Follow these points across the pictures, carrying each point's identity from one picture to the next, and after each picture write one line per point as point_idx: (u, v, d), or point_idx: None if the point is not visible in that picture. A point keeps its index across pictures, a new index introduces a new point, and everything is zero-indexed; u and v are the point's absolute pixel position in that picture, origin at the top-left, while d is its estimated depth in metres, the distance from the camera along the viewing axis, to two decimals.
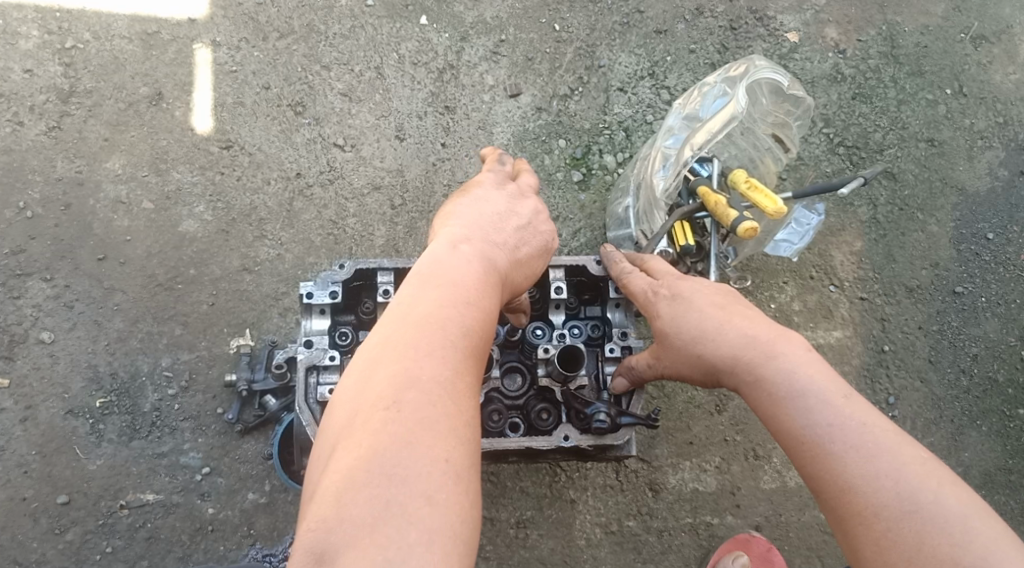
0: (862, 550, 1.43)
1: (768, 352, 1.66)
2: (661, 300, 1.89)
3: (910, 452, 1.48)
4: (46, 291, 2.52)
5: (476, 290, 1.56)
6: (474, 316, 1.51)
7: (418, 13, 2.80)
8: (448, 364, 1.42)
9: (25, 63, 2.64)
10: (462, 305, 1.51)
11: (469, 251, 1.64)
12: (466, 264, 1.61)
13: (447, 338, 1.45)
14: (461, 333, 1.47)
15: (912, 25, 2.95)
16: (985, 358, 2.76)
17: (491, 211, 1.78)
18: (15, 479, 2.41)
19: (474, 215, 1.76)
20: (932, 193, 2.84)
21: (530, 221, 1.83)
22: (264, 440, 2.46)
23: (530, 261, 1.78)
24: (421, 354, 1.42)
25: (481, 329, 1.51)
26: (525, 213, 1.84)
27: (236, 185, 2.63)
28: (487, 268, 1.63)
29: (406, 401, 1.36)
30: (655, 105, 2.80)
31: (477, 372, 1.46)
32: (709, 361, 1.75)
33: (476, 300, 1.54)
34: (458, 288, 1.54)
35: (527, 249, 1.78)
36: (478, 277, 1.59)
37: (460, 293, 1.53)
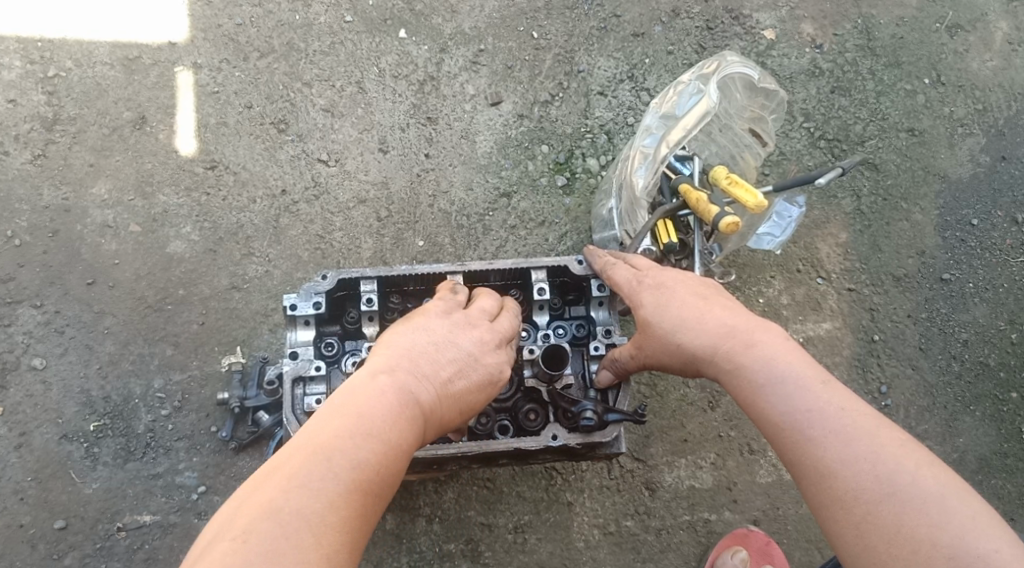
0: (841, 533, 1.44)
1: (747, 341, 1.68)
2: (644, 290, 1.92)
3: (889, 435, 1.49)
4: (36, 318, 2.54)
5: (383, 422, 1.50)
6: (369, 449, 1.46)
7: (397, 27, 2.82)
8: (313, 494, 1.38)
9: (8, 93, 2.67)
10: (365, 437, 1.47)
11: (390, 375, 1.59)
12: (384, 391, 1.55)
13: (330, 474, 1.40)
14: (346, 466, 1.42)
15: (888, 17, 2.97)
16: (976, 344, 2.77)
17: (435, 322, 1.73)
18: (12, 506, 2.41)
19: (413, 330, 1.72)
20: (915, 182, 2.86)
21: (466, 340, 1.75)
22: (259, 457, 2.47)
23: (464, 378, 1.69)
24: (299, 482, 1.38)
25: (375, 462, 1.45)
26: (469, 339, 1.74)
27: (222, 205, 2.64)
28: (402, 391, 1.57)
29: (275, 526, 1.33)
30: (636, 108, 2.82)
31: (345, 509, 1.39)
32: (689, 349, 1.77)
33: (383, 433, 1.49)
34: (359, 415, 1.50)
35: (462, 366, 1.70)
36: (391, 410, 1.52)
37: (360, 422, 1.49)
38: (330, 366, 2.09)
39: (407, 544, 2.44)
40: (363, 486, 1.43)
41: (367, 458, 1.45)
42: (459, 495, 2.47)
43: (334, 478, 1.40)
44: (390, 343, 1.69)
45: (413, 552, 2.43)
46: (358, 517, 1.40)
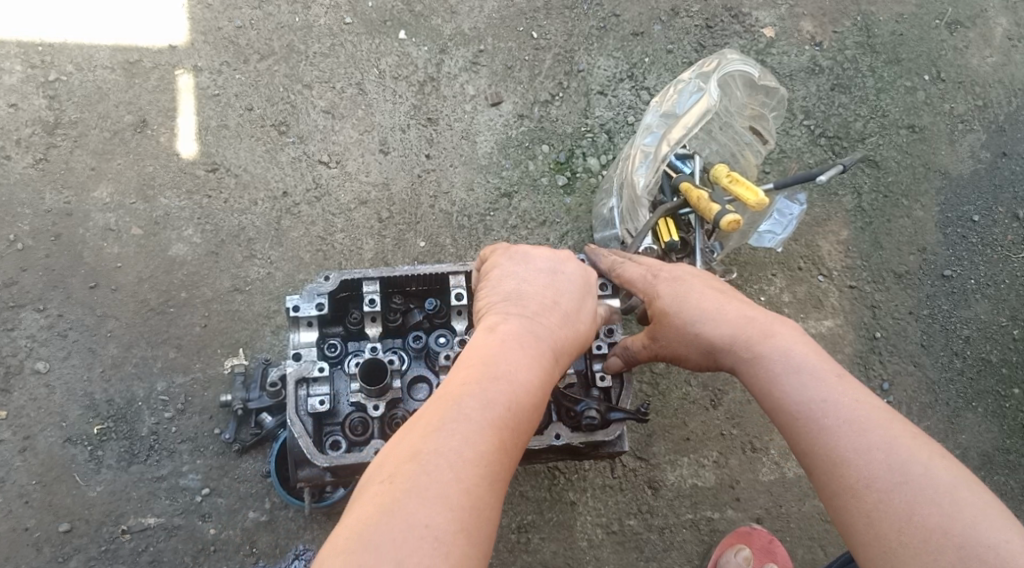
0: (853, 522, 1.46)
1: (764, 332, 1.70)
2: (659, 281, 1.93)
3: (901, 427, 1.52)
4: (39, 322, 2.54)
5: (509, 366, 1.55)
6: (502, 390, 1.50)
7: (397, 28, 2.83)
8: (457, 433, 1.42)
9: (9, 98, 2.67)
10: (500, 382, 1.51)
11: (507, 329, 1.64)
12: (508, 342, 1.61)
13: (470, 413, 1.45)
14: (485, 406, 1.46)
15: (887, 14, 2.97)
16: (978, 340, 2.77)
17: (541, 279, 1.79)
18: (16, 510, 2.42)
19: (515, 282, 1.77)
20: (916, 178, 2.86)
21: (569, 288, 1.80)
22: (262, 459, 2.47)
23: (572, 322, 1.75)
24: (442, 424, 1.43)
25: (512, 404, 1.50)
26: (569, 284, 1.80)
27: (223, 208, 2.65)
28: (521, 339, 1.62)
29: (426, 464, 1.37)
30: (636, 107, 2.83)
31: (490, 446, 1.43)
32: (706, 339, 1.78)
33: (512, 375, 1.54)
34: (487, 362, 1.55)
35: (569, 312, 1.76)
36: (516, 356, 1.58)
37: (489, 368, 1.53)
38: (333, 367, 2.10)
39: None
40: (505, 425, 1.47)
41: (502, 398, 1.49)
42: None
43: (481, 420, 1.45)
44: (499, 297, 1.75)
45: None
46: (503, 453, 1.45)
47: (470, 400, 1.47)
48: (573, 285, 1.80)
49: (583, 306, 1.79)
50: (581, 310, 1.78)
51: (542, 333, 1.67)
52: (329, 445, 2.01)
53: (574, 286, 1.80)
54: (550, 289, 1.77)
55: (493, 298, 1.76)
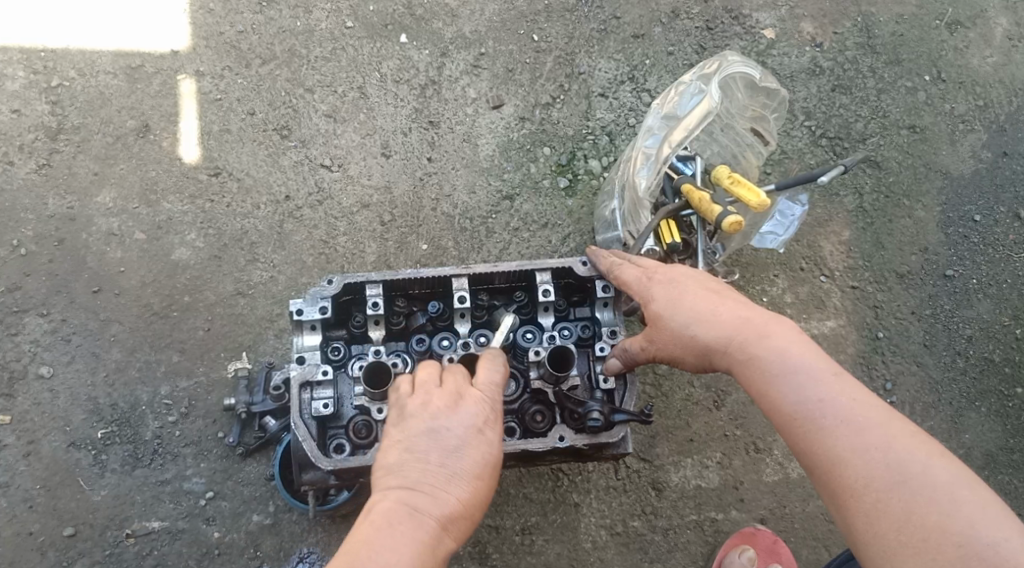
0: (854, 521, 1.49)
1: (760, 332, 1.71)
2: (654, 285, 1.92)
3: (900, 425, 1.54)
4: (43, 327, 2.55)
5: (384, 563, 1.56)
6: None
7: (398, 32, 2.83)
8: None
9: (12, 103, 2.68)
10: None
11: (386, 514, 1.65)
12: (390, 526, 1.62)
13: None
14: None
15: (887, 14, 2.98)
16: (980, 340, 2.77)
17: (427, 439, 1.76)
18: (21, 515, 2.42)
19: (403, 453, 1.75)
20: (918, 178, 2.86)
21: (454, 445, 1.75)
22: (266, 462, 2.48)
23: (458, 485, 1.72)
24: None
25: None
26: (459, 443, 1.76)
27: (226, 211, 2.65)
28: (399, 529, 1.62)
29: None
30: (637, 109, 2.83)
31: None
32: (703, 342, 1.78)
33: None
34: (359, 560, 1.55)
35: (453, 476, 1.72)
36: (393, 554, 1.57)
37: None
38: (337, 370, 2.10)
39: None
40: None
41: None
42: None
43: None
44: (385, 469, 1.74)
45: None
46: None
47: None
48: (463, 433, 1.77)
49: (479, 458, 1.75)
50: (472, 468, 1.74)
51: (425, 512, 1.66)
52: (334, 448, 2.01)
53: (464, 435, 1.77)
54: (434, 456, 1.74)
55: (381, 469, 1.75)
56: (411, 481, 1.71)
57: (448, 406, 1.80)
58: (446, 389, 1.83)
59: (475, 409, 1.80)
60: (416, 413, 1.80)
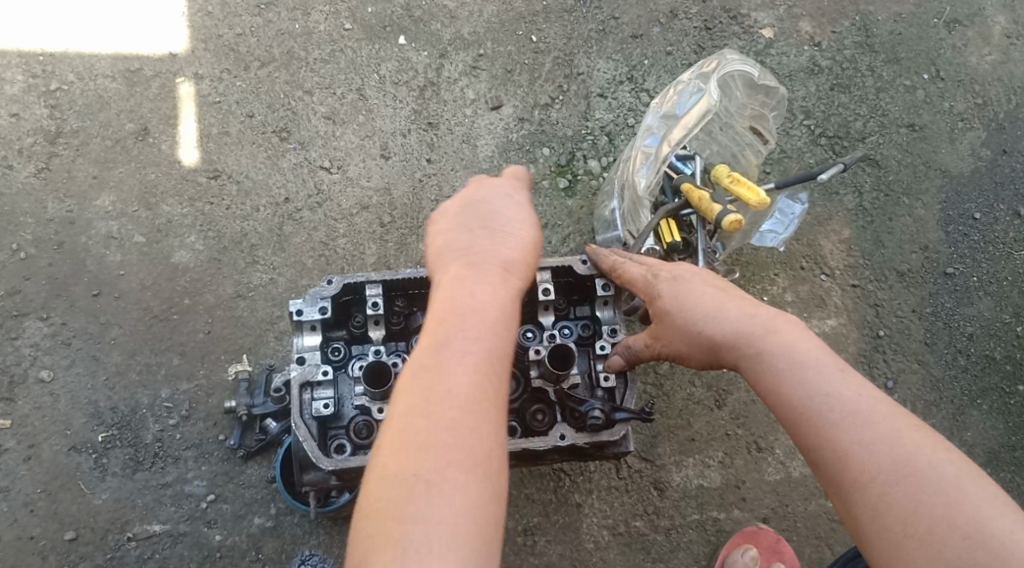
0: (859, 514, 1.48)
1: (767, 327, 1.71)
2: (660, 281, 1.92)
3: (905, 420, 1.53)
4: (42, 330, 2.54)
5: (477, 302, 1.53)
6: (477, 332, 1.49)
7: (396, 33, 2.83)
8: (445, 383, 1.42)
9: (11, 107, 2.68)
10: (465, 318, 1.50)
11: (455, 269, 1.61)
12: (464, 278, 1.58)
13: (448, 363, 1.44)
14: (457, 349, 1.46)
15: (885, 13, 2.98)
16: (982, 337, 2.76)
17: (477, 211, 1.71)
18: (22, 518, 2.41)
19: (449, 228, 1.70)
20: (917, 177, 2.86)
21: (500, 214, 1.71)
22: (267, 465, 2.47)
23: (512, 237, 1.68)
24: (431, 381, 1.42)
25: (485, 343, 1.49)
26: (502, 211, 1.72)
27: (226, 214, 2.65)
28: (475, 273, 1.59)
29: (420, 418, 1.38)
30: (636, 109, 2.83)
31: (473, 385, 1.43)
32: (709, 338, 1.77)
33: (487, 319, 1.52)
34: (450, 307, 1.53)
35: (504, 233, 1.68)
36: (487, 297, 1.55)
37: (455, 311, 1.51)
38: (337, 370, 2.09)
39: None
40: (484, 369, 1.46)
41: (469, 333, 1.48)
42: None
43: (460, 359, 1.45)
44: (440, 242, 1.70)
45: None
46: (491, 394, 1.44)
47: (440, 345, 1.47)
48: (502, 206, 1.73)
49: (521, 225, 1.71)
50: (523, 229, 1.71)
51: (499, 260, 1.63)
52: (334, 449, 2.00)
53: (504, 207, 1.73)
54: (485, 225, 1.69)
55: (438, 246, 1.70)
56: (468, 243, 1.66)
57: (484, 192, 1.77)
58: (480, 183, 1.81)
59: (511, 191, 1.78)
60: (459, 200, 1.76)
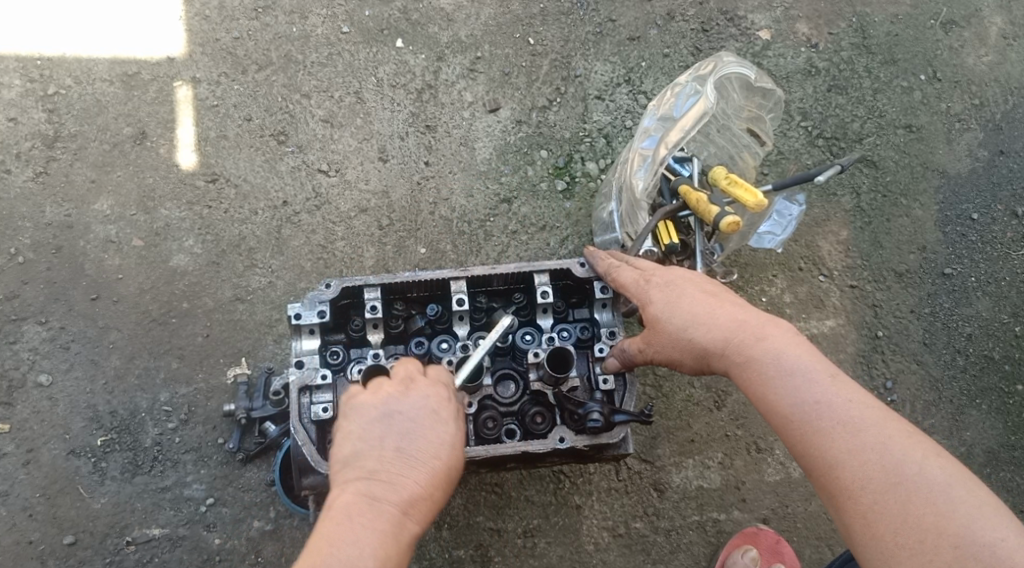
0: (850, 522, 1.49)
1: (757, 334, 1.71)
2: (651, 288, 1.92)
3: (895, 426, 1.54)
4: (41, 334, 2.54)
5: (394, 496, 1.67)
6: (388, 524, 1.62)
7: (394, 37, 2.84)
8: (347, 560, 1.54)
9: (9, 112, 2.68)
10: (381, 514, 1.63)
11: (382, 460, 1.71)
12: (391, 477, 1.69)
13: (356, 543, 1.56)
14: (366, 537, 1.58)
15: (882, 15, 2.99)
16: (980, 338, 2.77)
17: (411, 399, 1.80)
18: (21, 523, 2.41)
19: (372, 406, 1.78)
20: (915, 178, 2.86)
21: (419, 405, 1.79)
22: (266, 468, 2.47)
23: (439, 431, 1.77)
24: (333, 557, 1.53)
25: (393, 537, 1.61)
26: (423, 397, 1.80)
27: (224, 217, 2.65)
28: (396, 469, 1.70)
29: None
30: (634, 111, 2.83)
31: None
32: (700, 345, 1.78)
33: (397, 510, 1.65)
34: (369, 498, 1.65)
35: (426, 426, 1.77)
36: (400, 491, 1.68)
37: (372, 502, 1.64)
38: (336, 374, 2.09)
39: (417, 551, 2.43)
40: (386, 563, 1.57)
41: (381, 527, 1.61)
42: (466, 500, 2.47)
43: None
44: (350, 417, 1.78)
45: (424, 558, 2.42)
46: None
47: (351, 530, 1.58)
48: (418, 416, 1.77)
49: (437, 439, 1.76)
50: (447, 418, 1.80)
51: (418, 456, 1.73)
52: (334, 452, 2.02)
53: (421, 418, 1.77)
54: (408, 415, 1.77)
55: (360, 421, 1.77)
56: (386, 429, 1.75)
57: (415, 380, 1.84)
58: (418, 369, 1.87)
59: (442, 382, 1.85)
60: (405, 376, 1.85)
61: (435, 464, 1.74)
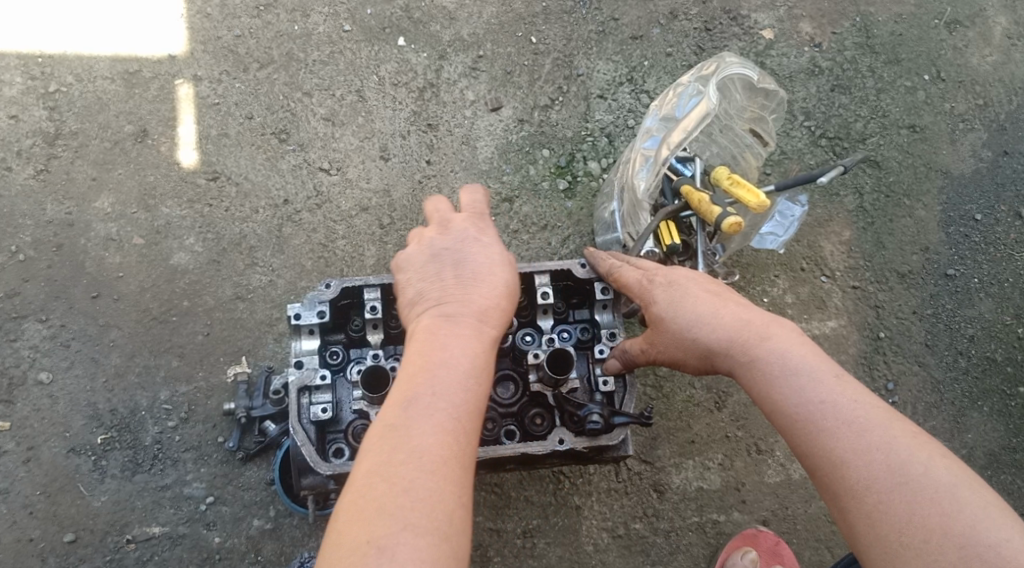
0: (855, 523, 1.48)
1: (761, 334, 1.70)
2: (655, 287, 1.91)
3: (901, 427, 1.53)
4: (41, 332, 2.54)
5: (457, 343, 1.61)
6: (467, 368, 1.57)
7: (395, 35, 2.83)
8: (425, 410, 1.49)
9: (10, 109, 2.68)
10: (447, 363, 1.57)
11: (434, 311, 1.67)
12: (441, 322, 1.64)
13: (436, 389, 1.52)
14: (442, 381, 1.54)
15: (886, 14, 2.98)
16: (982, 339, 2.76)
17: (443, 250, 1.77)
18: (21, 520, 2.41)
19: (449, 256, 1.76)
20: (918, 178, 2.85)
21: (465, 249, 1.78)
22: (266, 467, 2.47)
23: (489, 274, 1.74)
24: (411, 402, 1.50)
25: (472, 379, 1.57)
26: (467, 245, 1.78)
27: (225, 216, 2.65)
28: (453, 319, 1.65)
29: (402, 436, 1.46)
30: (636, 110, 2.83)
31: (455, 417, 1.50)
32: (704, 345, 1.77)
33: (469, 355, 1.60)
34: (431, 339, 1.61)
35: (473, 271, 1.74)
36: (464, 342, 1.62)
37: (436, 351, 1.59)
38: (335, 375, 2.09)
39: None
40: (466, 405, 1.53)
41: (455, 362, 1.57)
42: None
43: (433, 404, 1.50)
44: (419, 272, 1.76)
45: None
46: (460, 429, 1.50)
47: (428, 371, 1.55)
48: (472, 250, 1.77)
49: (493, 258, 1.76)
50: (494, 262, 1.76)
51: (473, 301, 1.69)
52: (333, 453, 2.01)
53: (473, 250, 1.77)
54: (450, 263, 1.75)
55: (420, 277, 1.75)
56: (433, 281, 1.73)
57: (454, 229, 1.82)
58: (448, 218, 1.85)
59: (476, 218, 1.86)
60: (441, 229, 1.82)
61: (490, 304, 1.70)
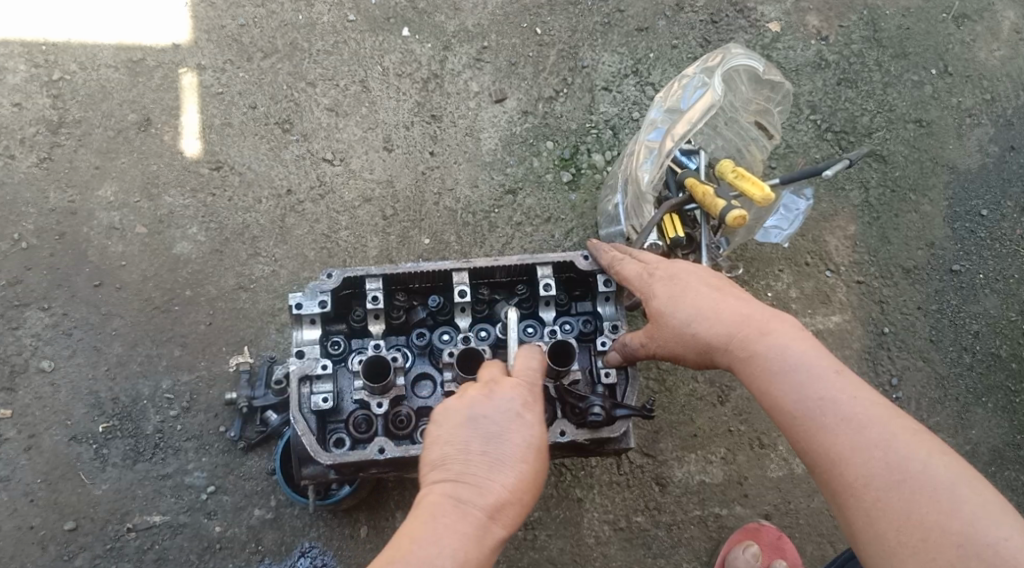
0: (853, 519, 1.48)
1: (762, 329, 1.69)
2: (655, 282, 1.90)
3: (901, 423, 1.52)
4: (44, 320, 2.54)
5: (463, 522, 1.58)
6: (458, 545, 1.55)
7: (400, 25, 2.82)
8: None
9: (13, 97, 2.67)
10: (439, 541, 1.55)
11: (449, 477, 1.65)
12: (452, 496, 1.62)
13: (418, 566, 1.51)
14: (430, 556, 1.53)
15: (893, 8, 2.96)
16: (987, 335, 2.74)
17: (477, 413, 1.71)
18: (22, 508, 2.41)
19: (481, 421, 1.71)
20: (924, 173, 2.83)
21: (496, 416, 1.71)
22: (267, 457, 2.47)
23: (515, 447, 1.68)
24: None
25: (462, 560, 1.54)
26: (506, 414, 1.71)
27: (228, 205, 2.64)
28: (466, 492, 1.62)
29: None
30: (641, 102, 2.81)
31: None
32: (704, 339, 1.76)
33: (466, 532, 1.57)
34: (437, 510, 1.59)
35: (506, 441, 1.68)
36: (470, 519, 1.59)
37: (433, 521, 1.58)
38: (336, 365, 2.08)
39: None
40: None
41: (452, 543, 1.55)
42: None
43: None
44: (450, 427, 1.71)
45: None
46: None
47: (420, 542, 1.54)
48: (503, 420, 1.71)
49: (523, 441, 1.69)
50: (530, 445, 1.70)
51: (493, 481, 1.64)
52: (333, 442, 2.00)
53: (505, 421, 1.70)
54: (482, 431, 1.69)
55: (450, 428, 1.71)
56: (459, 445, 1.68)
57: (497, 392, 1.75)
58: (497, 378, 1.79)
59: (524, 382, 1.78)
60: (483, 386, 1.77)
61: (510, 482, 1.65)
